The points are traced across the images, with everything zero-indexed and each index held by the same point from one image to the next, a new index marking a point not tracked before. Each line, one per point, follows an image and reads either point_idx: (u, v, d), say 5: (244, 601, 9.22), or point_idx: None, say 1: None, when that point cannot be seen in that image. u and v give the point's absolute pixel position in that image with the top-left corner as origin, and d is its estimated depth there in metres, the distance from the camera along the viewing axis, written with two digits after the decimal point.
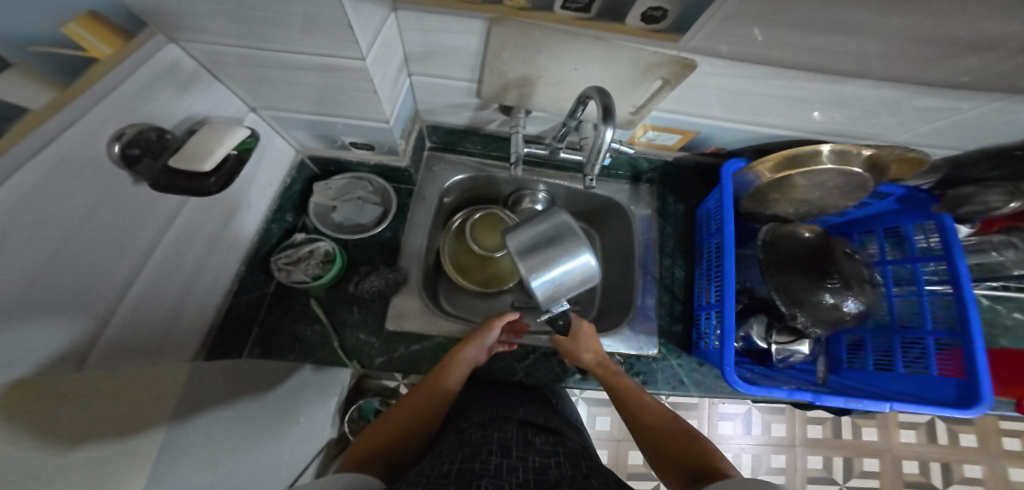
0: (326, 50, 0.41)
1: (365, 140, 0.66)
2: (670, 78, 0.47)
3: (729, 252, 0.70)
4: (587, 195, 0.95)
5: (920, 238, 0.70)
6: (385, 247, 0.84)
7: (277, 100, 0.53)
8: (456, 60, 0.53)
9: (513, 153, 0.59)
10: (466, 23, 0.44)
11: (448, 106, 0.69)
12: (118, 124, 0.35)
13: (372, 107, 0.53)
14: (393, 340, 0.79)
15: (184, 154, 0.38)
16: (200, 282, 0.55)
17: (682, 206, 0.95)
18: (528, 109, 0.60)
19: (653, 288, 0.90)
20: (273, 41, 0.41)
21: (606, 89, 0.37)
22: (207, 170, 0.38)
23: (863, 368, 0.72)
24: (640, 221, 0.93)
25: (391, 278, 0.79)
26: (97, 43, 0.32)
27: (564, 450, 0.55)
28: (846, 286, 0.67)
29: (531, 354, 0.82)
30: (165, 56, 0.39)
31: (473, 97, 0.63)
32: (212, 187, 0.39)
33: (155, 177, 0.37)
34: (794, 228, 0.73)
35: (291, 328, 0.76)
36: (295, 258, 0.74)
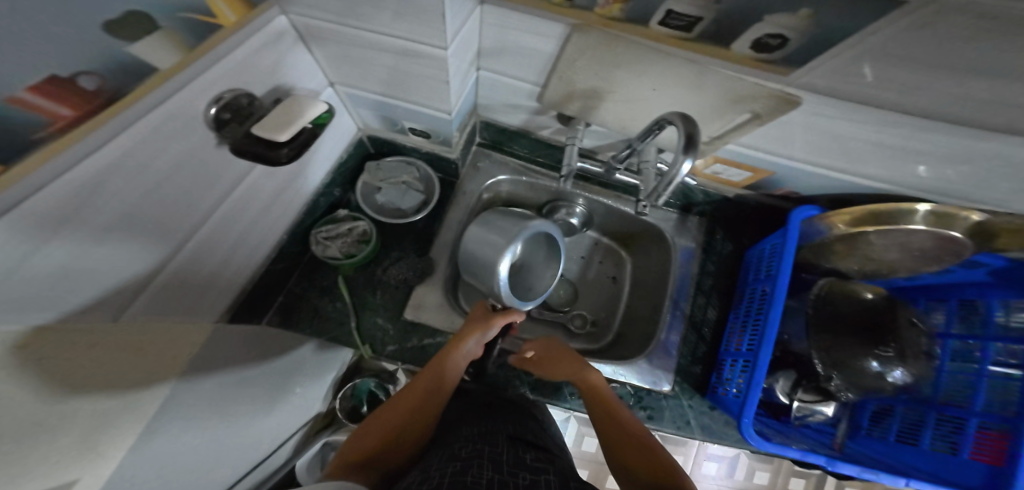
0: (415, 34, 0.41)
1: (423, 128, 0.66)
2: (762, 112, 0.44)
3: (779, 300, 0.66)
4: (629, 218, 0.93)
5: (1000, 314, 0.61)
6: (419, 235, 0.84)
7: (353, 78, 0.53)
8: (530, 62, 0.51)
9: (565, 167, 0.57)
10: (548, 25, 0.43)
11: (504, 105, 0.67)
12: (219, 87, 0.35)
13: (441, 97, 0.53)
14: (409, 330, 0.79)
15: (266, 122, 0.38)
16: (246, 245, 0.55)
17: (729, 245, 0.91)
18: (588, 122, 0.58)
19: (679, 325, 0.86)
20: (368, 20, 0.40)
21: (691, 117, 0.35)
22: (283, 140, 0.38)
23: (882, 437, 0.66)
24: (680, 252, 0.90)
25: (418, 268, 0.79)
26: (227, 11, 0.33)
27: (554, 468, 0.53)
28: (902, 356, 0.63)
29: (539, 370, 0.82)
30: (275, 27, 0.40)
31: (531, 100, 0.61)
32: (282, 157, 0.38)
33: (235, 140, 0.37)
34: (855, 287, 0.69)
35: (313, 301, 0.77)
36: (335, 234, 0.76)
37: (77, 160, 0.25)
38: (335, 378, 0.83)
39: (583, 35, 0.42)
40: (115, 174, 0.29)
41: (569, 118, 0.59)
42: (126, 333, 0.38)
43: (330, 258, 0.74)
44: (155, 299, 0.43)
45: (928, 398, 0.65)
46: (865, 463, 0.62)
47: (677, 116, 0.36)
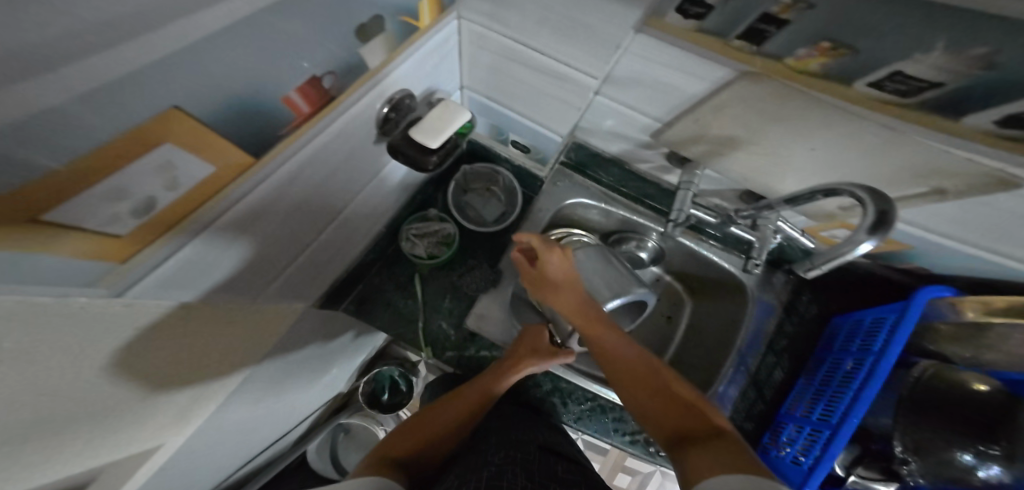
0: (567, 58, 0.39)
1: (526, 144, 0.64)
2: (946, 189, 0.39)
3: (878, 380, 0.63)
4: (705, 264, 0.86)
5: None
6: (492, 246, 0.85)
7: (483, 85, 0.52)
8: (658, 98, 0.46)
9: (676, 210, 0.56)
10: (707, 69, 0.35)
11: (611, 133, 0.62)
12: (390, 90, 0.36)
13: (564, 122, 0.51)
14: (470, 339, 0.78)
15: (422, 129, 0.40)
16: (349, 242, 0.55)
17: (814, 309, 0.85)
18: (705, 168, 0.57)
19: (741, 380, 0.79)
20: (534, 40, 0.38)
21: (885, 194, 0.31)
22: (433, 147, 0.40)
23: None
24: (757, 306, 0.82)
25: (489, 278, 0.79)
26: (427, 14, 0.35)
27: (589, 479, 0.51)
28: (1010, 457, 0.55)
29: (588, 402, 0.84)
30: (447, 30, 0.39)
31: (646, 133, 0.56)
32: (430, 164, 0.41)
33: (399, 140, 0.40)
34: (966, 375, 0.60)
35: (387, 295, 0.78)
36: (423, 232, 0.79)
37: (257, 147, 0.25)
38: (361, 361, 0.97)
39: (753, 84, 0.34)
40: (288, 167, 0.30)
41: (685, 160, 0.58)
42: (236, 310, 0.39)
43: (415, 256, 0.76)
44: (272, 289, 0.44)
45: None
46: None
47: (862, 192, 0.33)
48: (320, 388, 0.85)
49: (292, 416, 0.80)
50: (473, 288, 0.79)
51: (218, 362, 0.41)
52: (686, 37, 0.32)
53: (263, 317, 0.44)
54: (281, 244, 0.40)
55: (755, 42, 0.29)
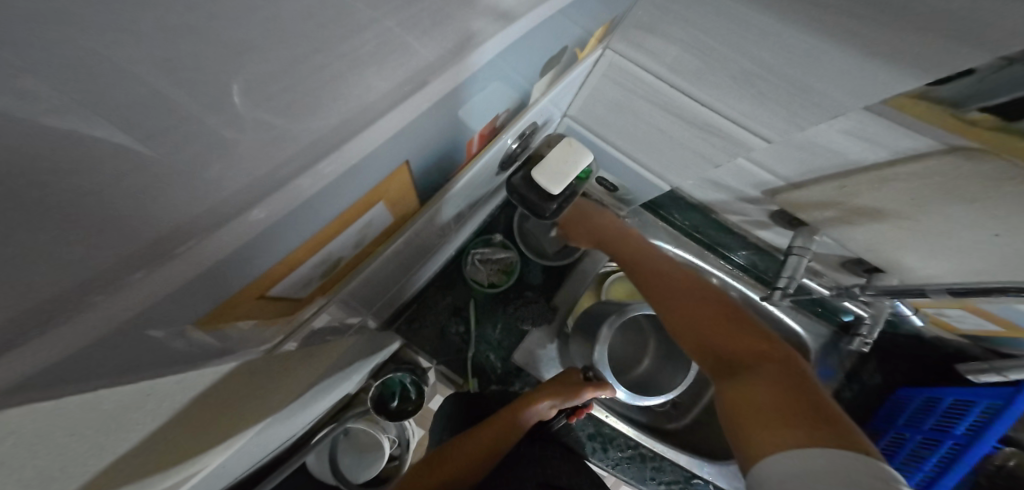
0: (743, 114, 0.33)
1: (617, 181, 0.60)
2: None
3: (959, 469, 0.57)
4: (774, 321, 0.75)
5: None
6: (547, 278, 0.79)
7: (594, 117, 0.47)
8: (805, 161, 0.40)
9: (784, 280, 0.55)
10: (898, 138, 0.30)
11: (708, 184, 0.57)
12: (524, 127, 0.37)
13: (679, 167, 0.47)
14: (515, 374, 0.75)
15: (547, 175, 0.39)
16: (419, 265, 0.51)
17: (877, 379, 0.76)
18: (819, 235, 0.53)
19: None
20: (715, 92, 0.33)
21: None
22: (554, 194, 0.40)
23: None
24: (819, 371, 0.74)
25: (545, 315, 0.75)
26: (589, 45, 0.33)
27: None
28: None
29: (629, 449, 0.76)
30: (590, 62, 0.36)
31: (758, 189, 0.51)
32: (547, 211, 0.41)
33: (518, 183, 0.41)
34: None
35: (440, 319, 0.75)
36: (488, 258, 0.75)
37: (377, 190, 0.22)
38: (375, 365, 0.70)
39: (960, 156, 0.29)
40: (405, 190, 0.29)
41: (795, 222, 0.55)
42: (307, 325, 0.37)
43: (476, 282, 0.74)
44: (343, 308, 0.40)
45: None
46: None
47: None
48: (337, 393, 0.68)
49: (302, 422, 0.70)
50: (523, 322, 0.75)
51: (270, 370, 0.39)
52: (900, 110, 0.27)
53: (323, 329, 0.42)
54: (388, 271, 0.41)
55: (1009, 118, 0.24)
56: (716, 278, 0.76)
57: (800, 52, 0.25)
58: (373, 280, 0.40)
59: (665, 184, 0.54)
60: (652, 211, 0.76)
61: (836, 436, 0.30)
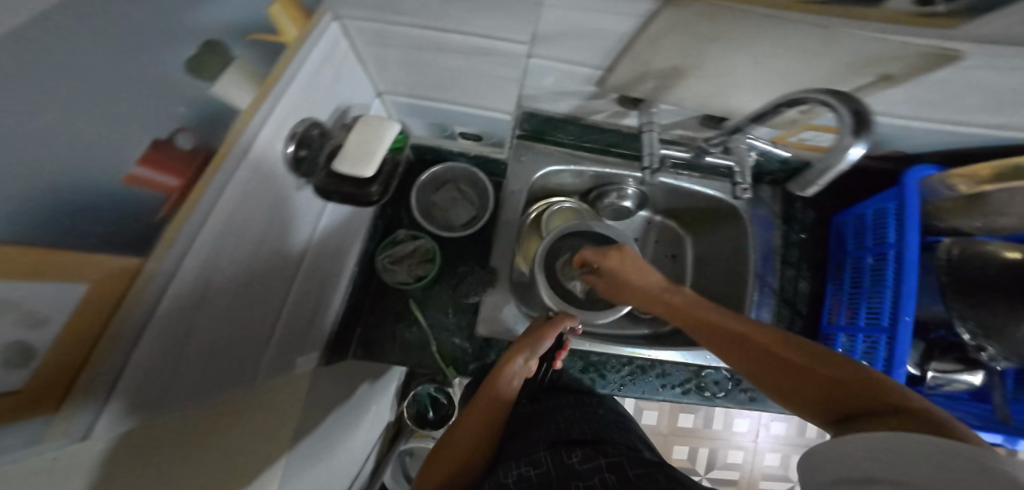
0: (483, 19, 0.34)
1: (476, 131, 0.59)
2: (898, 72, 0.41)
3: (910, 266, 0.58)
4: (689, 199, 0.81)
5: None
6: (473, 244, 0.81)
7: (402, 83, 0.48)
8: (592, 44, 0.46)
9: (648, 155, 0.55)
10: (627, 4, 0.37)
11: (551, 93, 0.62)
12: (293, 127, 0.36)
13: (494, 95, 0.48)
14: (486, 346, 0.77)
15: (347, 158, 0.39)
16: (306, 280, 0.53)
17: (812, 213, 0.77)
18: (659, 104, 0.55)
19: (771, 301, 0.74)
20: (450, 8, 0.33)
21: (851, 97, 0.35)
22: (368, 176, 0.40)
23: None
24: (755, 223, 0.76)
25: (485, 280, 0.75)
26: (287, 25, 0.32)
27: (604, 462, 0.55)
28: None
29: (626, 366, 0.80)
30: (325, 39, 0.37)
31: (589, 84, 0.57)
32: (370, 193, 0.42)
33: (324, 181, 0.41)
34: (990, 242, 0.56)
35: (389, 328, 0.75)
36: (399, 257, 0.73)
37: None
38: (396, 388, 0.88)
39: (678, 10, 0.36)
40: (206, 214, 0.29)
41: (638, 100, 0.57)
42: (213, 373, 0.36)
43: (400, 285, 0.72)
44: (240, 346, 0.40)
45: None
46: None
47: (836, 98, 0.36)
48: (371, 427, 0.82)
49: (356, 459, 0.77)
50: (472, 295, 0.75)
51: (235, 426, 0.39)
52: None
53: (244, 369, 0.42)
54: (256, 290, 0.40)
55: None
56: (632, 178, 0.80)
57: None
58: (251, 307, 0.40)
59: (507, 116, 0.53)
60: (541, 139, 0.81)
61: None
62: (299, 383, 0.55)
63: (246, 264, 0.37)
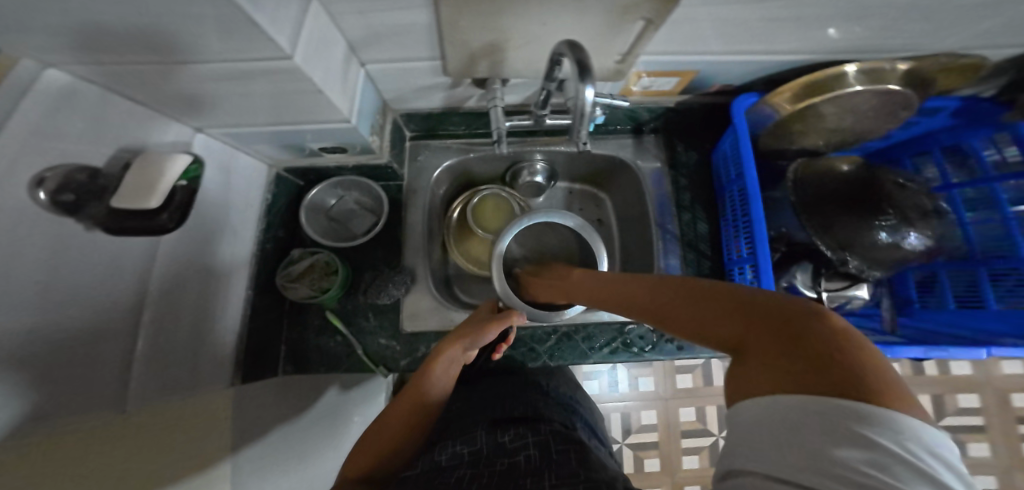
0: (228, 50, 0.31)
1: (335, 143, 0.58)
2: (653, 16, 0.45)
3: (753, 193, 0.60)
4: (586, 160, 0.85)
5: (996, 153, 0.64)
6: (384, 247, 0.80)
7: (210, 118, 0.45)
8: (413, 38, 0.46)
9: (495, 130, 0.60)
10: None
11: (417, 90, 0.60)
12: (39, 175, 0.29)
13: (325, 108, 0.44)
14: (414, 341, 0.77)
15: (127, 192, 0.34)
16: (185, 296, 0.54)
17: (695, 153, 0.79)
18: (503, 79, 0.60)
19: (675, 247, 0.76)
20: (182, 43, 0.29)
21: (575, 44, 0.42)
22: (155, 206, 0.35)
23: (939, 308, 0.66)
24: (647, 176, 0.79)
25: (401, 282, 0.76)
26: None
27: (533, 439, 0.57)
28: (903, 219, 0.53)
29: (553, 334, 0.85)
30: (48, 86, 0.32)
31: (441, 75, 0.57)
32: (165, 222, 0.35)
33: (104, 220, 0.34)
34: (828, 160, 0.59)
35: (314, 342, 0.76)
36: (297, 275, 0.73)
37: None
38: None
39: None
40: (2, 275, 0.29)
41: (485, 81, 0.61)
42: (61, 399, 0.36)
43: (303, 299, 0.72)
44: (98, 378, 0.40)
45: (969, 254, 0.63)
46: (932, 340, 0.63)
47: (564, 47, 0.43)
48: None
49: None
50: (391, 295, 0.76)
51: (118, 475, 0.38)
52: None
53: (119, 402, 0.42)
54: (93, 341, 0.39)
55: None
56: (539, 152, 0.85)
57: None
58: (98, 340, 0.40)
59: (349, 124, 0.51)
60: (435, 135, 0.82)
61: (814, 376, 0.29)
62: (211, 407, 0.56)
63: (66, 292, 0.36)
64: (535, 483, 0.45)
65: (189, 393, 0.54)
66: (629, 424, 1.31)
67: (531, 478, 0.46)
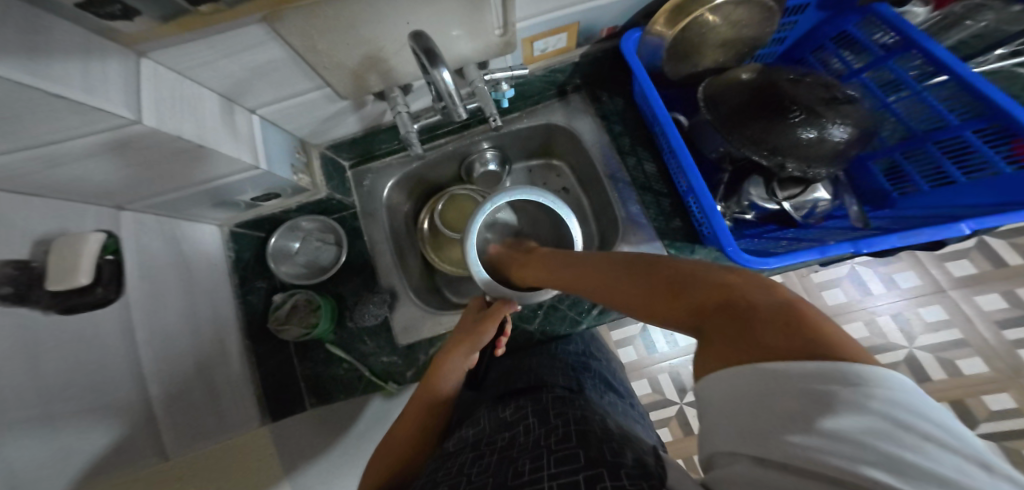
0: (73, 129, 0.32)
1: (264, 191, 0.61)
2: None
3: (666, 121, 0.58)
4: (526, 137, 0.85)
5: (875, 35, 0.63)
6: (353, 269, 0.79)
7: (120, 192, 0.48)
8: (285, 75, 0.49)
9: (405, 135, 0.61)
10: (246, 36, 0.40)
11: (325, 120, 0.62)
12: None
13: (217, 163, 0.47)
14: (410, 350, 0.75)
15: (56, 275, 0.39)
16: (180, 358, 0.59)
17: (620, 99, 0.78)
18: (399, 85, 0.60)
19: (632, 193, 0.72)
20: (26, 138, 0.31)
21: (423, 35, 0.46)
22: (85, 280, 0.40)
23: (918, 192, 0.60)
24: (584, 133, 0.78)
25: (381, 300, 0.75)
26: None
27: (534, 408, 0.49)
28: (815, 113, 0.50)
29: (537, 307, 0.73)
30: None
31: (338, 100, 0.58)
32: (103, 292, 0.43)
33: (49, 302, 0.40)
34: (730, 73, 0.56)
35: (321, 373, 0.74)
36: (286, 317, 0.73)
37: None
38: None
39: (283, 21, 0.40)
40: None
41: (385, 91, 0.61)
42: (66, 469, 0.41)
43: (297, 340, 0.71)
44: (100, 441, 0.45)
45: (912, 134, 0.61)
46: (902, 225, 0.58)
47: (412, 39, 0.47)
48: None
49: None
50: (376, 314, 0.74)
51: None
52: (183, 38, 0.36)
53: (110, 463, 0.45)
54: (75, 412, 0.43)
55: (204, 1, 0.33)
56: (484, 140, 0.85)
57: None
58: (95, 411, 0.45)
59: (260, 170, 0.53)
60: (373, 158, 0.84)
61: (791, 332, 0.30)
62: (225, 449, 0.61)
63: (47, 377, 0.41)
64: (529, 461, 0.37)
65: (198, 445, 0.59)
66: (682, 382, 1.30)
67: (526, 455, 0.39)
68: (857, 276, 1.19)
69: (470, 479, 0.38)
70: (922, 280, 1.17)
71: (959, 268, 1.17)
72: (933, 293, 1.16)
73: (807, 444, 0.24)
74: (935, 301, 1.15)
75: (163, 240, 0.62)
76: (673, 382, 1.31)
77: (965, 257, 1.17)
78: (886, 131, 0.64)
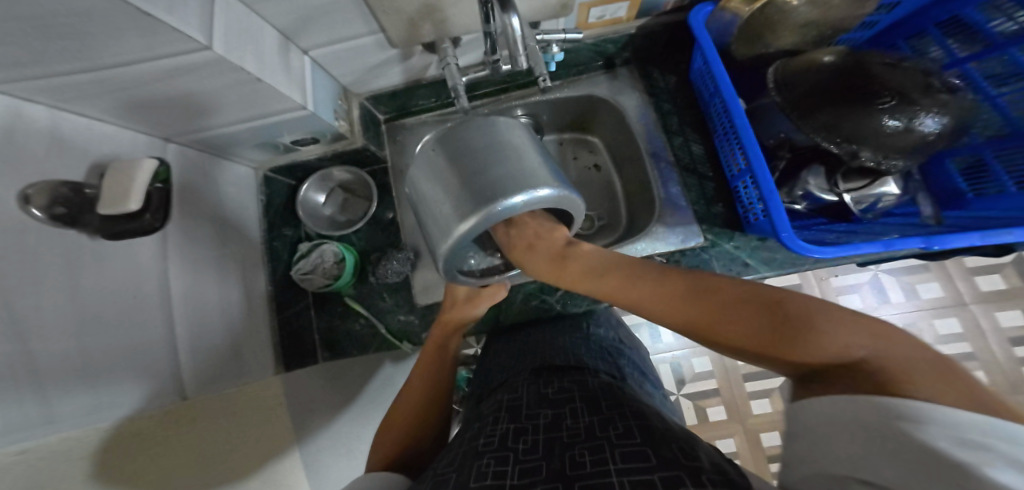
0: (148, 49, 0.32)
1: (302, 134, 0.60)
2: None
3: (730, 98, 0.55)
4: (565, 105, 0.82)
5: (999, 20, 0.59)
6: (382, 227, 0.78)
7: (170, 125, 0.48)
8: (343, 16, 0.47)
9: (453, 89, 0.58)
10: None
11: (372, 69, 0.61)
12: None
13: (274, 97, 0.45)
14: (429, 313, 0.75)
15: (107, 198, 0.38)
16: (211, 296, 0.60)
17: (672, 77, 0.76)
18: (450, 36, 0.57)
19: (673, 174, 0.70)
20: (89, 54, 0.30)
21: None
22: (136, 206, 0.39)
23: (999, 193, 0.60)
24: (630, 108, 0.75)
25: (403, 258, 0.74)
26: None
27: (581, 392, 0.47)
28: (905, 100, 0.48)
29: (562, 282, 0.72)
30: None
31: (389, 48, 0.56)
32: (150, 220, 0.42)
33: (98, 226, 0.39)
34: (808, 55, 0.54)
35: (340, 327, 0.74)
36: (310, 265, 0.72)
37: None
38: None
39: None
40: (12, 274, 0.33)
41: (434, 42, 0.58)
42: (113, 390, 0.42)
43: (324, 286, 0.71)
44: (142, 367, 0.46)
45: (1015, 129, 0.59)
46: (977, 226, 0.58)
47: None
48: None
49: None
50: (399, 272, 0.74)
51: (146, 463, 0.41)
52: None
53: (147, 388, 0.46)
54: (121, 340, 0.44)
55: None
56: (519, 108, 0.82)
57: (22, 22, 0.26)
58: (136, 337, 0.46)
59: (307, 113, 0.52)
60: (408, 114, 0.82)
61: (942, 386, 0.28)
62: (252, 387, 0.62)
63: (90, 297, 0.42)
64: (587, 452, 0.35)
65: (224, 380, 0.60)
66: (682, 373, 1.33)
67: (580, 443, 0.37)
68: (877, 282, 1.19)
69: (517, 456, 0.36)
70: (943, 291, 1.18)
71: (987, 282, 1.18)
72: (953, 306, 1.16)
73: (950, 450, 0.24)
74: (953, 314, 1.16)
75: (201, 176, 0.61)
76: (672, 372, 1.33)
77: (996, 272, 1.17)
78: (979, 127, 0.63)
